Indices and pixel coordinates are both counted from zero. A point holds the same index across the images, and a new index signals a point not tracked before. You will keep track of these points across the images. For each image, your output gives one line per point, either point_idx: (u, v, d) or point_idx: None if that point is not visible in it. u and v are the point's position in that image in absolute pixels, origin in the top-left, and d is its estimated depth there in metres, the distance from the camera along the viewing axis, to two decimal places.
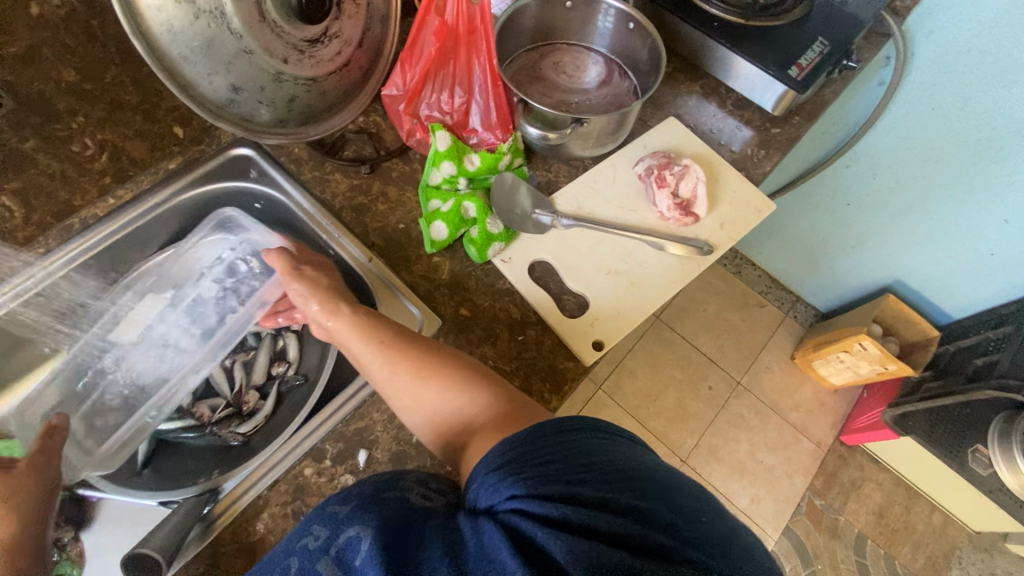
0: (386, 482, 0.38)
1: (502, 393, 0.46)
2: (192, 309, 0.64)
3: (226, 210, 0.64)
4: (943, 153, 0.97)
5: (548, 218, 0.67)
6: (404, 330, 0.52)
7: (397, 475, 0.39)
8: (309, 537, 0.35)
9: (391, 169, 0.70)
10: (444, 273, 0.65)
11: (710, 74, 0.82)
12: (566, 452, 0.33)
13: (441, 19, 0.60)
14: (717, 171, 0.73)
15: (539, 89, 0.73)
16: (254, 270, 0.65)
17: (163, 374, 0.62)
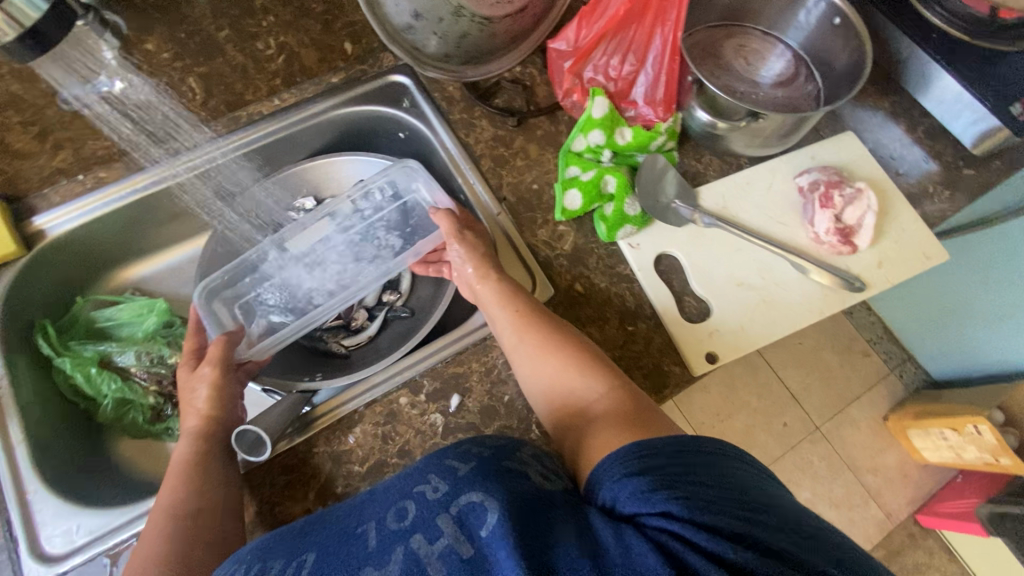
0: (500, 452, 0.46)
1: (626, 389, 0.50)
2: (356, 238, 0.68)
3: (412, 162, 0.65)
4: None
5: (689, 211, 0.63)
6: (541, 308, 0.55)
7: (515, 448, 0.47)
8: (429, 487, 0.43)
9: (536, 127, 0.68)
10: (567, 243, 0.63)
11: (905, 92, 0.72)
12: (704, 478, 0.38)
13: None
14: (889, 203, 0.65)
15: (709, 68, 0.67)
16: (414, 219, 0.68)
17: (318, 294, 0.66)
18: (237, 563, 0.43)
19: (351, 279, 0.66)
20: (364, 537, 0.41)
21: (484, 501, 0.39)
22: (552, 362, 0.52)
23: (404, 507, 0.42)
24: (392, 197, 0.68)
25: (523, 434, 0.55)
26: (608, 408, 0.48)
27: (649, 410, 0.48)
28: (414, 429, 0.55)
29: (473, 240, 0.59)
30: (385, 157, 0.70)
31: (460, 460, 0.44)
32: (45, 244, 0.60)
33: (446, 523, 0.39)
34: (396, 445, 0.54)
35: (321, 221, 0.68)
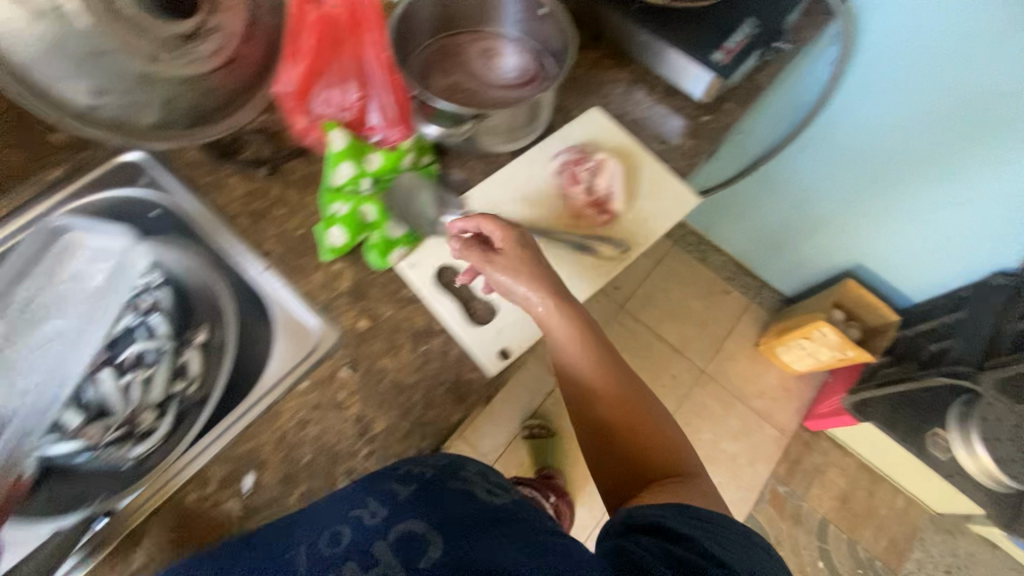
0: (446, 471, 0.50)
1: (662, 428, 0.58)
2: (67, 321, 0.63)
3: (83, 223, 0.64)
4: (903, 132, 1.03)
5: (458, 219, 0.63)
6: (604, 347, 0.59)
7: (459, 466, 0.51)
8: (369, 514, 0.44)
9: (292, 171, 0.66)
10: (345, 281, 0.61)
11: (639, 60, 0.77)
12: (702, 526, 0.47)
13: (321, 11, 0.56)
14: (638, 165, 0.70)
15: (442, 69, 0.71)
16: (123, 279, 0.65)
17: (35, 391, 0.60)
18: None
19: (76, 362, 0.62)
20: (292, 563, 0.41)
21: (423, 533, 0.42)
22: (617, 407, 0.56)
23: (339, 533, 0.43)
24: (95, 268, 0.65)
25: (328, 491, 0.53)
26: (670, 465, 0.55)
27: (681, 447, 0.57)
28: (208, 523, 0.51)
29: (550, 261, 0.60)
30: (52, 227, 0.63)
31: (401, 484, 0.48)
32: None
33: (382, 549, 0.41)
34: (189, 546, 0.51)
35: (39, 318, 0.63)
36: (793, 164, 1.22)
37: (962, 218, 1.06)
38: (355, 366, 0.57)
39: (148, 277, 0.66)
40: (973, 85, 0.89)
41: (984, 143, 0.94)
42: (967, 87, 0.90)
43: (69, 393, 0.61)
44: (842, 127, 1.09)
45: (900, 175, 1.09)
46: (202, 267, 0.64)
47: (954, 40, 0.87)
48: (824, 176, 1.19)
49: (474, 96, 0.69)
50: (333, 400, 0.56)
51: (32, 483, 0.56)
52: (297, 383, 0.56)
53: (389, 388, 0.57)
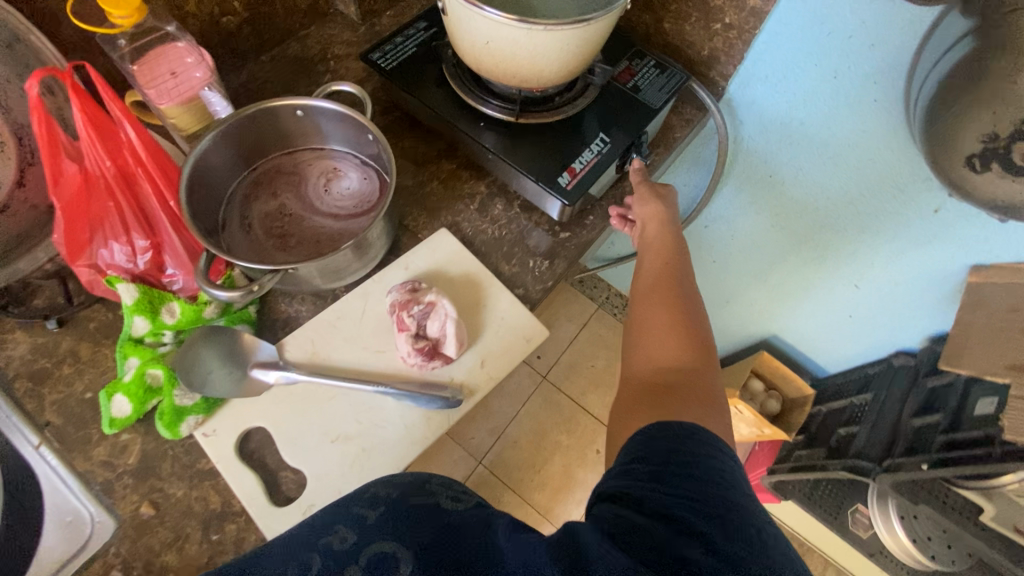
0: (411, 489, 0.45)
1: (704, 374, 0.51)
2: None
3: None
4: (792, 221, 0.97)
5: (267, 376, 0.56)
6: (664, 279, 0.59)
7: (424, 481, 0.46)
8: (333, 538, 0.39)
9: (87, 320, 0.59)
10: (131, 455, 0.54)
11: (493, 174, 0.73)
12: (670, 471, 0.38)
13: (79, 168, 0.51)
14: (485, 293, 0.66)
15: (267, 192, 0.65)
16: None
17: None
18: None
19: None
20: None
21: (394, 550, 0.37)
22: (645, 313, 0.56)
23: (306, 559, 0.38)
24: None
25: None
26: (695, 386, 0.49)
27: (715, 396, 0.49)
28: None
29: (637, 209, 0.67)
30: None
31: (368, 506, 0.42)
32: None
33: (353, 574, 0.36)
34: None
35: None
36: (695, 238, 1.15)
37: (866, 300, 1.00)
38: (129, 567, 0.50)
39: None
40: (856, 175, 0.83)
41: (870, 234, 0.89)
42: (851, 179, 0.84)
43: None
44: (736, 213, 1.03)
45: (797, 260, 1.03)
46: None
47: (832, 132, 0.80)
48: (727, 257, 1.13)
49: (298, 225, 0.63)
50: None
51: None
52: None
53: None
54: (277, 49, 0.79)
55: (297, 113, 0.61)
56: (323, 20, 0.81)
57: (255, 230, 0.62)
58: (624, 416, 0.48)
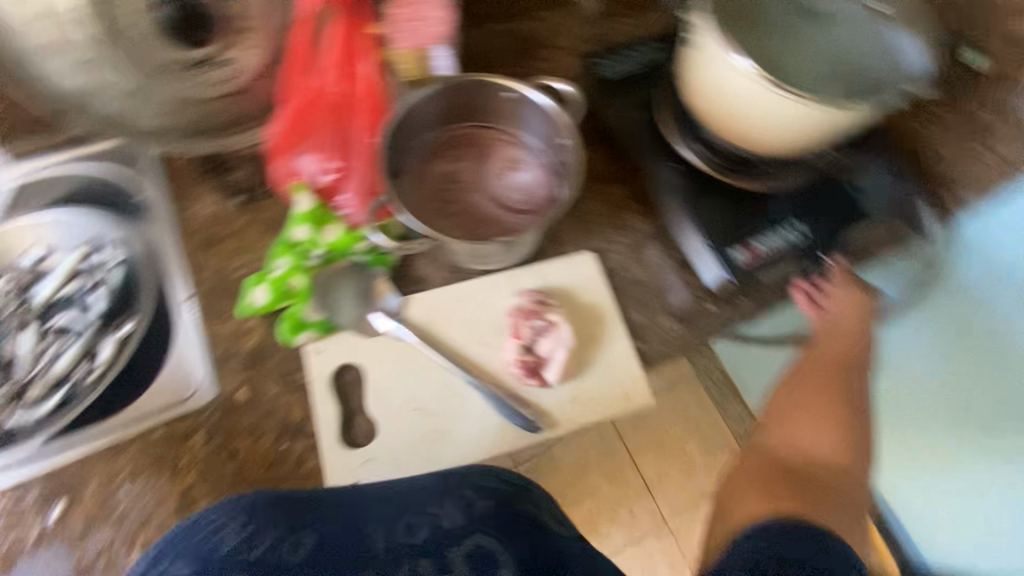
0: (517, 493, 0.54)
1: (840, 475, 0.59)
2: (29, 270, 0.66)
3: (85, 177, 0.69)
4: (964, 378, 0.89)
5: (383, 324, 0.59)
6: (838, 372, 0.63)
7: (529, 488, 0.56)
8: (444, 520, 0.50)
9: (262, 209, 0.65)
10: (249, 341, 0.59)
11: (661, 217, 0.67)
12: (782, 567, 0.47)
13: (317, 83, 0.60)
14: (605, 333, 0.62)
15: (448, 156, 0.66)
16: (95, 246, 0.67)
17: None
18: (229, 518, 0.46)
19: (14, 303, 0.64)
20: (369, 541, 0.48)
21: (492, 550, 0.48)
22: (813, 402, 0.62)
23: (416, 525, 0.49)
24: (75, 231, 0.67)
25: (120, 555, 0.52)
26: (824, 467, 0.59)
27: (849, 486, 0.59)
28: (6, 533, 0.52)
29: (829, 291, 0.63)
30: (70, 183, 0.68)
31: (477, 494, 0.52)
32: None
33: (456, 559, 0.47)
34: None
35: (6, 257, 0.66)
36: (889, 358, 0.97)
37: None
38: (210, 436, 0.55)
39: (112, 252, 0.66)
40: None
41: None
42: None
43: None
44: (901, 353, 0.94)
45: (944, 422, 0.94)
46: (157, 254, 0.65)
47: None
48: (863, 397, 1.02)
49: (464, 198, 0.64)
50: (172, 464, 0.54)
51: None
52: (151, 430, 0.55)
53: (229, 474, 0.54)
54: (508, 23, 0.80)
55: (510, 95, 0.62)
56: (561, 10, 0.81)
57: (425, 187, 0.64)
58: (753, 497, 0.57)
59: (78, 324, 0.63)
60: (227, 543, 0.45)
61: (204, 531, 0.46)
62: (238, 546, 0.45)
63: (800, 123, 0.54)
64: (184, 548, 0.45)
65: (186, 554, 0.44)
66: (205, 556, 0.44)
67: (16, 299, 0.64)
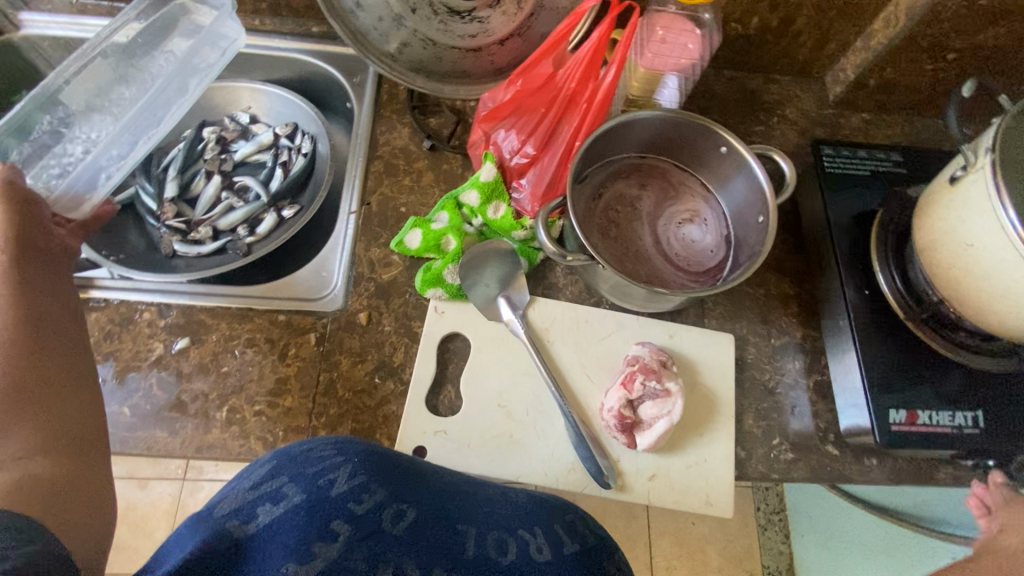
0: (599, 548, 0.49)
1: None
2: (236, 132, 0.76)
3: (311, 68, 0.75)
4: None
5: (505, 312, 0.59)
6: None
7: (610, 550, 0.50)
8: (533, 544, 0.46)
9: (445, 160, 0.67)
10: (386, 274, 0.61)
11: (823, 336, 0.62)
12: None
13: (552, 71, 0.58)
14: (712, 425, 0.58)
15: (633, 180, 0.64)
16: (291, 134, 0.75)
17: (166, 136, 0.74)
18: (342, 461, 0.45)
19: (215, 152, 0.75)
20: (462, 540, 0.45)
21: None
22: None
23: (506, 544, 0.46)
24: (280, 114, 0.76)
25: (211, 408, 0.56)
26: None
27: None
28: (133, 344, 0.58)
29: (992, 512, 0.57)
30: (296, 70, 0.75)
31: (567, 535, 0.48)
32: (23, 38, 0.73)
33: None
34: (110, 346, 0.58)
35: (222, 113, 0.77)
36: None
37: None
38: (321, 340, 0.59)
39: (303, 145, 0.73)
40: None
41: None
42: None
43: (187, 166, 0.74)
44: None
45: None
46: (339, 156, 0.72)
47: None
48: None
49: (629, 229, 0.62)
50: (282, 349, 0.58)
51: (122, 199, 0.70)
52: (276, 312, 0.60)
53: (322, 382, 0.57)
54: (743, 72, 0.75)
55: (721, 148, 0.58)
56: (801, 80, 0.75)
57: (598, 201, 0.62)
58: None
59: (254, 190, 0.73)
60: (340, 485, 0.44)
61: (316, 466, 0.44)
62: (349, 493, 0.44)
63: None
64: (298, 474, 0.43)
65: (301, 479, 0.43)
66: (318, 491, 0.43)
67: (220, 149, 0.75)
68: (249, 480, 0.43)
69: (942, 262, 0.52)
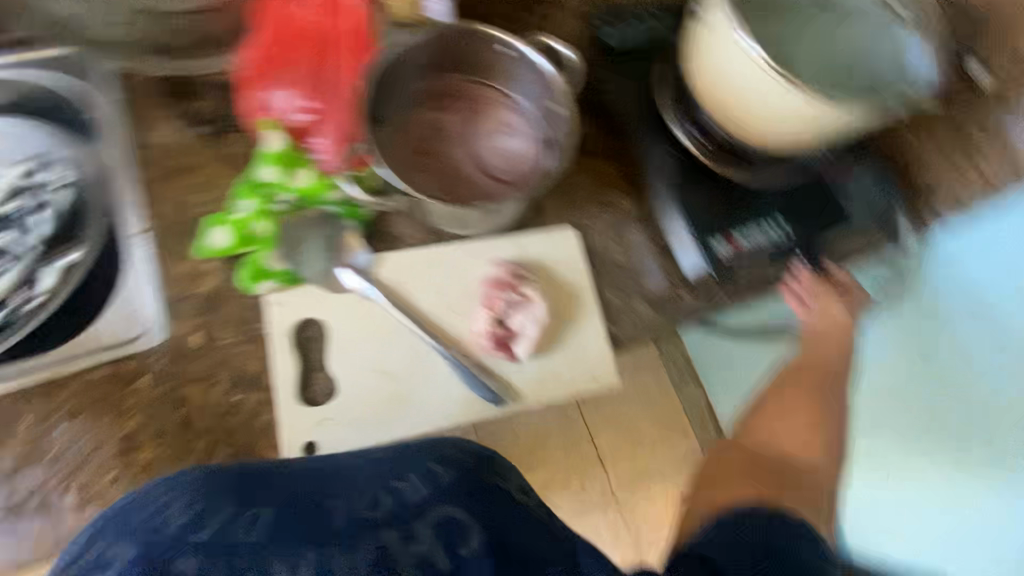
0: (479, 465, 0.51)
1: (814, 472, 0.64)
2: None
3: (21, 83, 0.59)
4: (922, 397, 0.90)
5: (348, 281, 0.57)
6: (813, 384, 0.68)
7: (491, 458, 0.53)
8: (408, 483, 0.48)
9: (227, 145, 0.60)
10: (204, 286, 0.55)
11: (651, 199, 0.65)
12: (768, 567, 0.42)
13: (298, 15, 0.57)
14: (579, 314, 0.62)
15: (433, 108, 0.61)
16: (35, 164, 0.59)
17: None
18: (172, 497, 0.43)
19: None
20: (331, 512, 0.45)
21: (462, 518, 0.44)
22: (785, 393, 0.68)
23: (378, 498, 0.46)
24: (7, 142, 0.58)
25: (54, 497, 0.49)
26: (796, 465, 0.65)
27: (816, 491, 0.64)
28: None
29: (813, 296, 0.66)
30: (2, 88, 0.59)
31: (442, 467, 0.49)
32: None
33: (421, 527, 0.43)
34: None
35: None
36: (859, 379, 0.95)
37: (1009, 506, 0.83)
38: (156, 381, 0.52)
39: (56, 173, 0.59)
40: None
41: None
42: None
43: None
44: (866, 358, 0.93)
45: (913, 433, 0.92)
46: (108, 175, 0.59)
47: None
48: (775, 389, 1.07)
49: (444, 158, 0.60)
50: (113, 406, 0.51)
51: None
52: (91, 370, 0.52)
53: (174, 422, 0.52)
54: None
55: (497, 48, 0.59)
56: None
57: (405, 138, 0.59)
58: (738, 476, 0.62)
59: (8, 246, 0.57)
60: (172, 522, 0.41)
61: (143, 512, 0.42)
62: (184, 526, 0.41)
63: (793, 120, 0.52)
64: (123, 529, 0.40)
65: (127, 535, 0.40)
66: (150, 537, 0.40)
67: None
68: (67, 558, 0.40)
69: (716, 107, 0.57)
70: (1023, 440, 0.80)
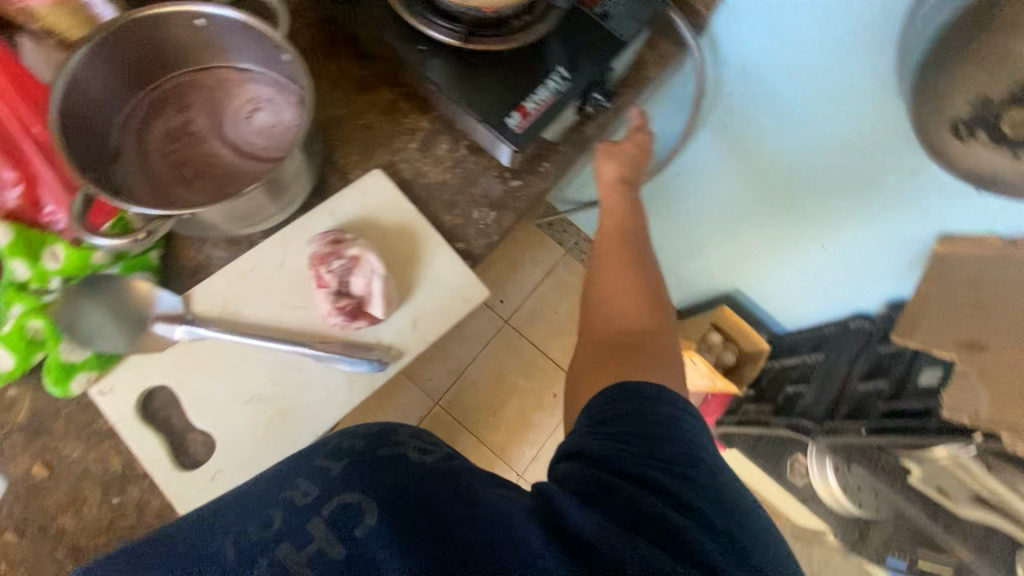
0: (377, 438, 0.42)
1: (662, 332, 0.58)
2: None
3: None
4: (739, 193, 0.90)
5: (172, 332, 0.52)
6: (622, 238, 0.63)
7: (391, 431, 0.43)
8: (296, 491, 0.37)
9: None
10: (20, 414, 0.49)
11: (439, 109, 0.62)
12: (642, 431, 0.43)
13: None
14: (421, 248, 0.60)
15: (172, 112, 0.56)
16: None
17: None
18: None
19: None
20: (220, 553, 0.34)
21: (362, 506, 0.35)
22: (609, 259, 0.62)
23: (268, 517, 0.35)
24: None
25: None
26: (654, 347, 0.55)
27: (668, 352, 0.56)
28: None
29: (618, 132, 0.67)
30: None
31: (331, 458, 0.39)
32: None
33: (318, 527, 0.34)
34: None
35: None
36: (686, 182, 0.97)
37: (829, 259, 0.88)
38: (22, 529, 0.48)
39: None
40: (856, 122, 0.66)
41: (850, 198, 0.76)
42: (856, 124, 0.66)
43: None
44: (694, 170, 0.93)
45: (746, 230, 0.95)
46: None
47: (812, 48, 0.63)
48: (648, 228, 1.14)
49: (201, 157, 0.55)
50: None
51: None
52: None
53: (64, 555, 0.47)
54: None
55: (198, 22, 0.51)
56: None
57: (153, 155, 0.54)
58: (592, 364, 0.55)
59: None
60: None
61: None
62: None
63: None
64: None
65: None
66: None
67: None
68: None
69: None
70: (821, 204, 0.81)
